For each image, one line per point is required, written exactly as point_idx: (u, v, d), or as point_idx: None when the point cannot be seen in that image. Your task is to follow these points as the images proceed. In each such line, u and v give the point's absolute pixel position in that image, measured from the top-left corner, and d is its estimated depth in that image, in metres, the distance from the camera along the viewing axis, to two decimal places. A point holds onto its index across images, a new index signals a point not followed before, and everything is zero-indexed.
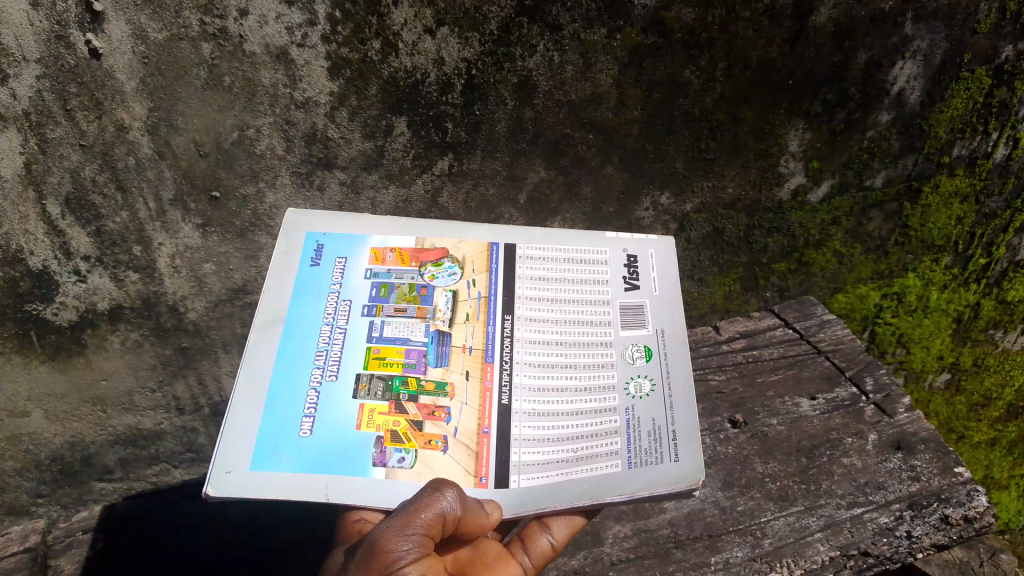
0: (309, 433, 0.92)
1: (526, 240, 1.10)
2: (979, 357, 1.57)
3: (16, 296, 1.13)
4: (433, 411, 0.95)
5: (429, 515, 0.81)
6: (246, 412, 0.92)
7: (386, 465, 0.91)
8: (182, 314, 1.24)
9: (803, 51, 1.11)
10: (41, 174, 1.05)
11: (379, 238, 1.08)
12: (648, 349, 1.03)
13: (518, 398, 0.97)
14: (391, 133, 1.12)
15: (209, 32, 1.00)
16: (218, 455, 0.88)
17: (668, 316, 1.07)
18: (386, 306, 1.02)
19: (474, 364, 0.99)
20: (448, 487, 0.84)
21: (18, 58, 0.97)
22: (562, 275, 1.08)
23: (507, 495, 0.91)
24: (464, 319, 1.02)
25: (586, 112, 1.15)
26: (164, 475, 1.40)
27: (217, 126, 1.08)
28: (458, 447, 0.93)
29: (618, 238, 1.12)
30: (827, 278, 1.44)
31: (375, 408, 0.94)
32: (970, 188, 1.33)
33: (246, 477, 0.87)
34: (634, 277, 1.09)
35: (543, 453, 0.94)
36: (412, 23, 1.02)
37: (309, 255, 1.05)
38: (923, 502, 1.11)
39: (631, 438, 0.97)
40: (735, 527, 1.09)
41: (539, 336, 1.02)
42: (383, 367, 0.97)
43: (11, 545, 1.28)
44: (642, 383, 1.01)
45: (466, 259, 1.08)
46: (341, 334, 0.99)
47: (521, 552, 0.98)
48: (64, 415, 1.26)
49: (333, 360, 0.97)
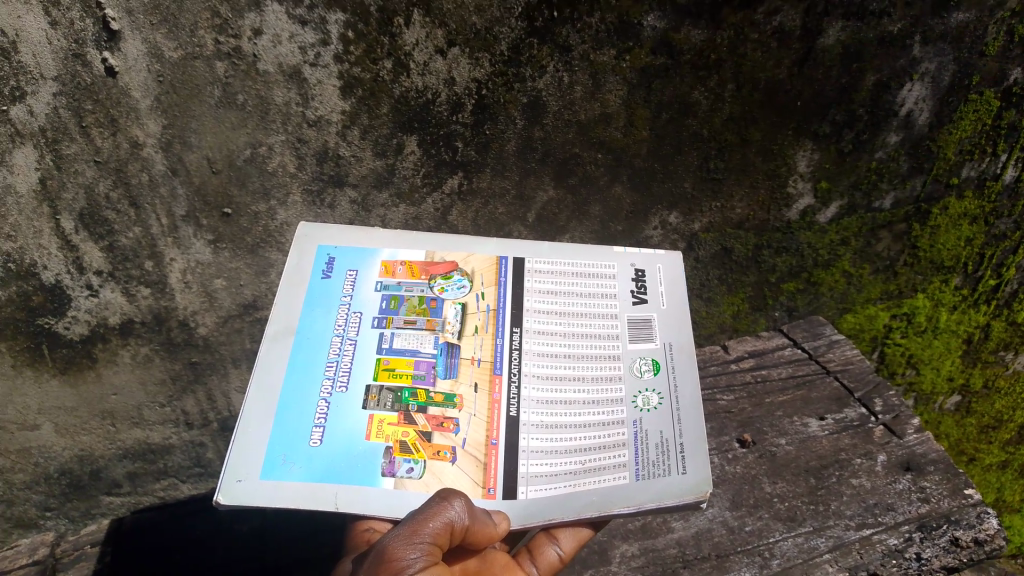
0: (319, 443, 0.92)
1: (534, 253, 1.10)
2: (989, 378, 1.56)
3: (29, 309, 1.14)
4: (441, 422, 0.95)
5: (437, 524, 0.81)
6: (257, 422, 0.93)
7: (395, 475, 0.91)
8: (192, 328, 1.25)
9: (811, 72, 1.12)
10: (56, 189, 1.07)
11: (390, 251, 1.08)
12: (656, 362, 1.03)
13: (526, 410, 0.97)
14: (402, 151, 1.13)
15: (223, 51, 1.01)
16: (229, 464, 0.89)
17: (676, 329, 1.06)
18: (397, 318, 1.02)
19: (483, 376, 0.99)
20: (456, 496, 0.84)
21: (36, 76, 0.99)
22: (570, 289, 1.08)
23: (515, 506, 0.92)
24: (473, 331, 1.03)
25: (595, 132, 1.16)
26: (172, 490, 1.38)
27: (230, 143, 1.09)
28: (466, 458, 0.94)
29: (627, 252, 1.13)
30: (836, 298, 1.44)
31: (383, 419, 0.94)
32: (979, 209, 1.33)
33: (256, 486, 0.88)
34: (642, 291, 1.09)
35: (551, 465, 0.94)
36: (423, 43, 1.03)
37: (320, 267, 1.06)
38: (933, 524, 1.10)
39: (639, 450, 0.96)
40: (743, 547, 1.09)
41: (547, 349, 1.02)
42: (393, 378, 0.97)
43: (19, 558, 1.30)
44: (650, 397, 1.00)
45: (476, 272, 1.08)
46: (351, 345, 0.99)
47: (529, 563, 0.99)
48: (73, 428, 1.27)
49: (343, 371, 0.97)
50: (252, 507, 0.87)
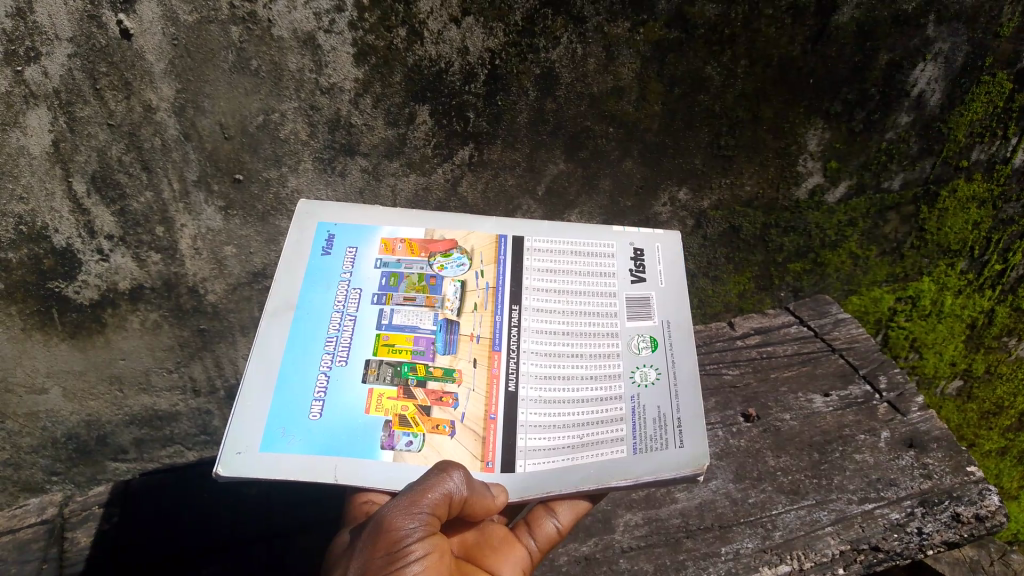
0: (319, 417, 0.93)
1: (534, 232, 1.11)
2: (992, 364, 1.57)
3: (39, 272, 1.15)
4: (440, 397, 0.96)
5: (436, 495, 0.82)
6: (257, 395, 0.93)
7: (395, 449, 0.92)
8: (201, 295, 1.26)
9: (824, 49, 1.11)
10: (69, 152, 1.07)
11: (389, 229, 1.09)
12: (654, 339, 1.04)
13: (525, 385, 0.98)
14: (414, 120, 1.13)
15: (238, 16, 1.01)
16: (229, 436, 0.89)
17: (675, 307, 1.07)
18: (396, 295, 1.03)
19: (481, 351, 1.00)
20: (456, 468, 0.85)
21: (51, 37, 0.98)
22: (569, 267, 1.09)
23: (513, 480, 0.92)
24: (471, 308, 1.04)
25: (607, 105, 1.16)
26: (178, 456, 1.44)
27: (243, 109, 1.09)
28: (465, 432, 0.94)
29: (625, 232, 1.14)
30: (842, 279, 1.45)
31: (383, 393, 0.95)
32: (988, 193, 1.33)
33: (256, 458, 0.88)
34: (641, 270, 1.10)
35: (550, 439, 0.95)
36: (437, 12, 1.03)
37: (320, 243, 1.07)
38: (934, 500, 1.11)
39: (636, 425, 0.96)
40: (746, 518, 1.10)
41: (545, 325, 1.03)
42: (392, 353, 0.98)
43: (29, 517, 1.34)
44: (648, 372, 1.01)
45: (475, 250, 1.09)
46: (350, 320, 1.00)
47: (527, 535, 0.98)
48: (81, 393, 1.29)
49: (343, 346, 0.98)
50: (253, 479, 0.87)
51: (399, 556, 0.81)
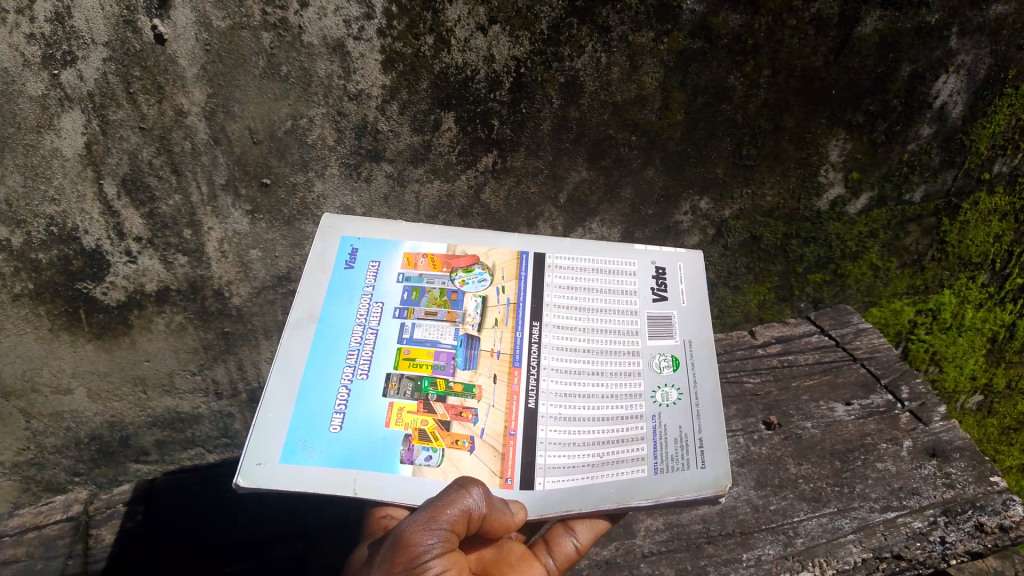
0: (339, 429, 0.93)
1: (556, 249, 1.12)
2: (1013, 379, 1.57)
3: (68, 273, 1.17)
4: (461, 412, 0.96)
5: (456, 511, 0.83)
6: (278, 406, 0.94)
7: (414, 463, 0.92)
8: (226, 298, 1.27)
9: (846, 61, 1.12)
10: (101, 155, 1.09)
11: (412, 243, 1.11)
12: (675, 359, 1.04)
13: (545, 402, 0.98)
14: (439, 127, 1.14)
15: (269, 22, 1.02)
16: (250, 447, 0.90)
17: (697, 326, 1.08)
18: (417, 309, 1.04)
19: (502, 368, 1.00)
20: (475, 485, 0.85)
21: (87, 41, 1.00)
22: (591, 285, 1.10)
23: (533, 496, 0.92)
24: (493, 324, 1.04)
25: (630, 114, 1.17)
26: (199, 458, 1.45)
27: (272, 115, 1.11)
28: (484, 447, 0.94)
29: (647, 250, 1.14)
30: (863, 291, 1.45)
31: (403, 408, 0.95)
32: (1009, 206, 1.34)
33: (276, 469, 0.89)
34: (662, 288, 1.11)
35: (570, 457, 0.95)
36: (464, 20, 1.04)
37: (344, 257, 1.08)
38: (957, 509, 1.11)
39: (657, 445, 0.97)
40: (768, 525, 1.10)
41: (566, 343, 1.04)
42: (413, 368, 0.99)
43: (55, 513, 1.34)
44: (669, 392, 1.01)
45: (496, 265, 1.10)
46: (372, 334, 1.01)
47: (546, 553, 0.98)
48: (105, 393, 1.31)
49: (364, 360, 0.99)
50: (272, 489, 0.88)
51: (417, 572, 0.81)
